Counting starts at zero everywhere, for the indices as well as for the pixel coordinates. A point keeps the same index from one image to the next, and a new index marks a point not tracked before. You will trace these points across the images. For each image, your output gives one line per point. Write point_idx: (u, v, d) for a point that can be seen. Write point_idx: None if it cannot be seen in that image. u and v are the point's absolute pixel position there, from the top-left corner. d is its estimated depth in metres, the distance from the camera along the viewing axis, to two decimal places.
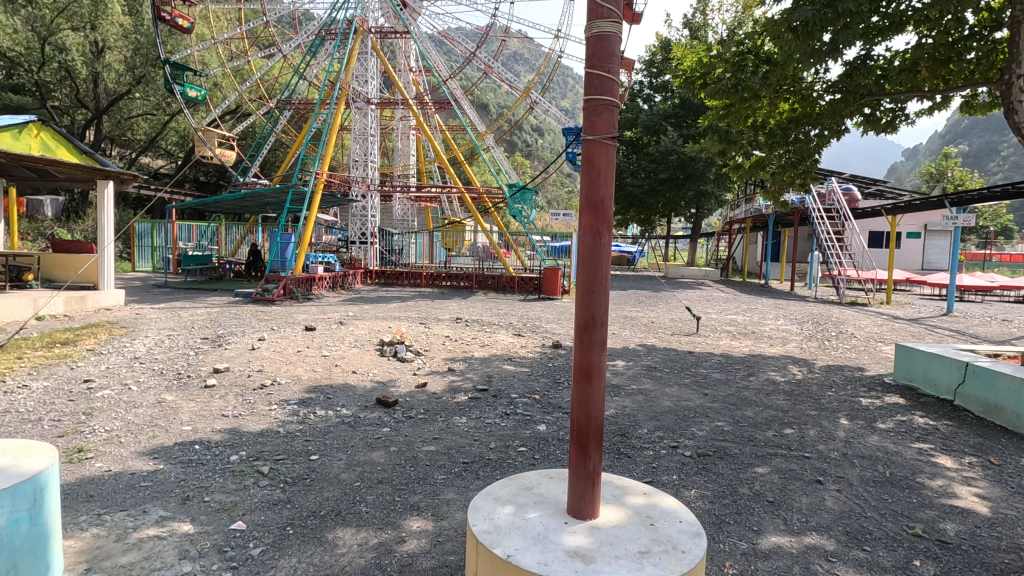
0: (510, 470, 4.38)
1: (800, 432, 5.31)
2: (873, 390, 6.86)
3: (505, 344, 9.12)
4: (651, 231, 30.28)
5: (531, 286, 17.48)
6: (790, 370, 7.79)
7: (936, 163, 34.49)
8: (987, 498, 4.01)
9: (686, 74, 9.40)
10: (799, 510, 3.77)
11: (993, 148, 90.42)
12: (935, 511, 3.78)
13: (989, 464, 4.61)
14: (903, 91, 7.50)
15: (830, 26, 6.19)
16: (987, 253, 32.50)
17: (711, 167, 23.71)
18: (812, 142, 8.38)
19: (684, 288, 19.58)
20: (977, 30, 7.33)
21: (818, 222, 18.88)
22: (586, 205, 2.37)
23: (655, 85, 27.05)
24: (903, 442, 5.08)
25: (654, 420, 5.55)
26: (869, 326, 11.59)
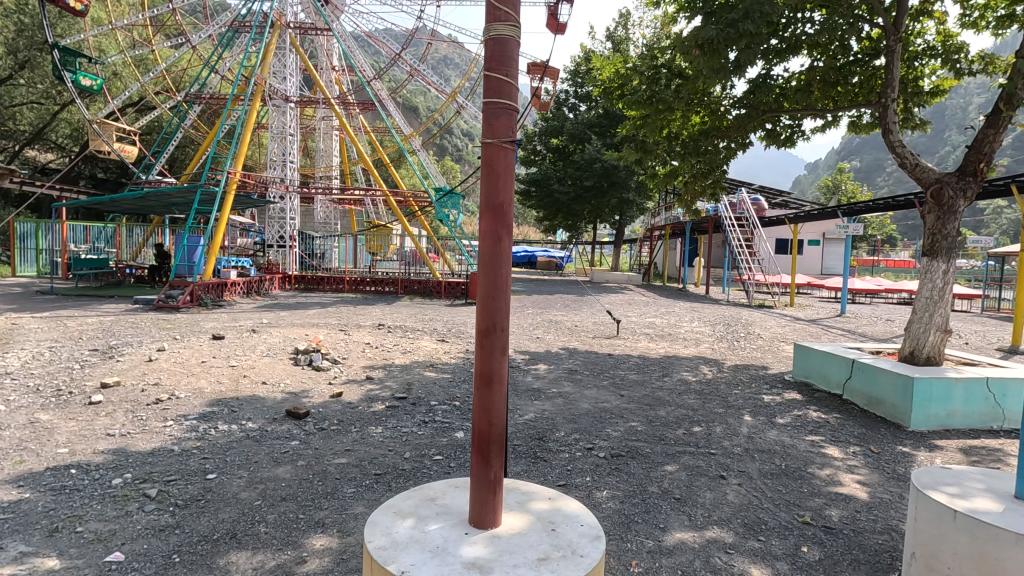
0: (423, 479, 4.27)
1: (707, 429, 5.56)
2: (773, 386, 7.35)
3: (428, 350, 8.97)
4: (577, 237, 31.04)
5: (458, 291, 17.37)
6: (701, 370, 8.17)
7: (833, 177, 37.64)
8: (868, 484, 4.36)
9: (605, 83, 9.72)
10: (703, 506, 3.92)
11: (880, 166, 100.49)
12: (822, 499, 4.07)
13: (870, 452, 5.03)
14: (799, 109, 8.11)
15: (734, 45, 6.57)
16: (875, 260, 35.94)
17: (634, 176, 24.67)
18: (720, 153, 8.83)
19: (608, 293, 20.16)
20: (859, 57, 8.04)
21: (729, 229, 20.00)
22: (485, 209, 2.33)
23: (579, 95, 27.79)
24: (797, 435, 5.44)
25: (571, 423, 5.63)
26: (773, 327, 12.44)
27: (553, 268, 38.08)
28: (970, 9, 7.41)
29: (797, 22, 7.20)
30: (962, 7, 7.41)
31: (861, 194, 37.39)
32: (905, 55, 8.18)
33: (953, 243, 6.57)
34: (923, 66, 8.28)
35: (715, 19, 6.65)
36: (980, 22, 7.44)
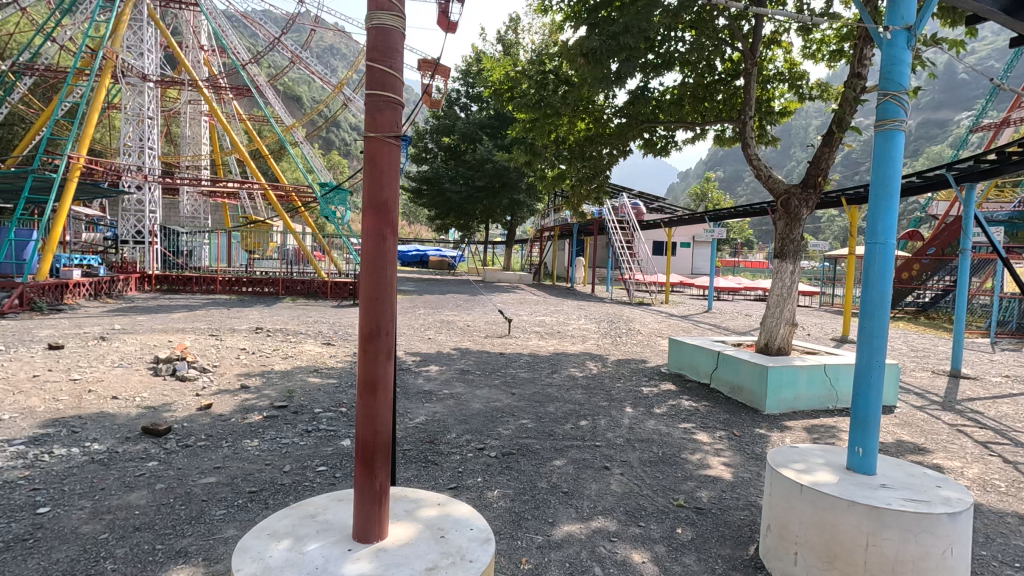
0: (305, 494, 3.99)
1: (593, 423, 5.81)
2: (651, 379, 7.87)
3: (312, 354, 8.47)
4: (469, 236, 31.11)
5: (345, 292, 16.61)
6: (587, 366, 8.53)
7: (701, 185, 41.27)
8: (732, 465, 4.80)
9: (495, 85, 9.82)
10: (589, 497, 4.07)
11: (739, 177, 112.10)
12: (694, 482, 4.41)
13: (733, 436, 5.56)
14: (672, 121, 8.76)
15: (615, 56, 6.91)
16: (736, 261, 40.03)
17: (524, 178, 25.23)
18: (604, 159, 9.27)
19: (500, 292, 20.43)
20: (723, 76, 8.85)
21: (612, 231, 21.15)
22: (368, 207, 2.20)
23: (470, 95, 27.88)
24: (672, 424, 5.86)
25: (463, 424, 5.59)
26: (651, 324, 13.35)
27: (446, 268, 37.90)
28: (810, 42, 8.44)
29: (670, 40, 7.75)
30: (805, 39, 8.43)
31: (725, 202, 41.38)
32: (759, 78, 9.15)
33: (798, 247, 7.45)
34: (774, 89, 9.33)
35: (598, 31, 6.95)
36: (818, 54, 8.51)
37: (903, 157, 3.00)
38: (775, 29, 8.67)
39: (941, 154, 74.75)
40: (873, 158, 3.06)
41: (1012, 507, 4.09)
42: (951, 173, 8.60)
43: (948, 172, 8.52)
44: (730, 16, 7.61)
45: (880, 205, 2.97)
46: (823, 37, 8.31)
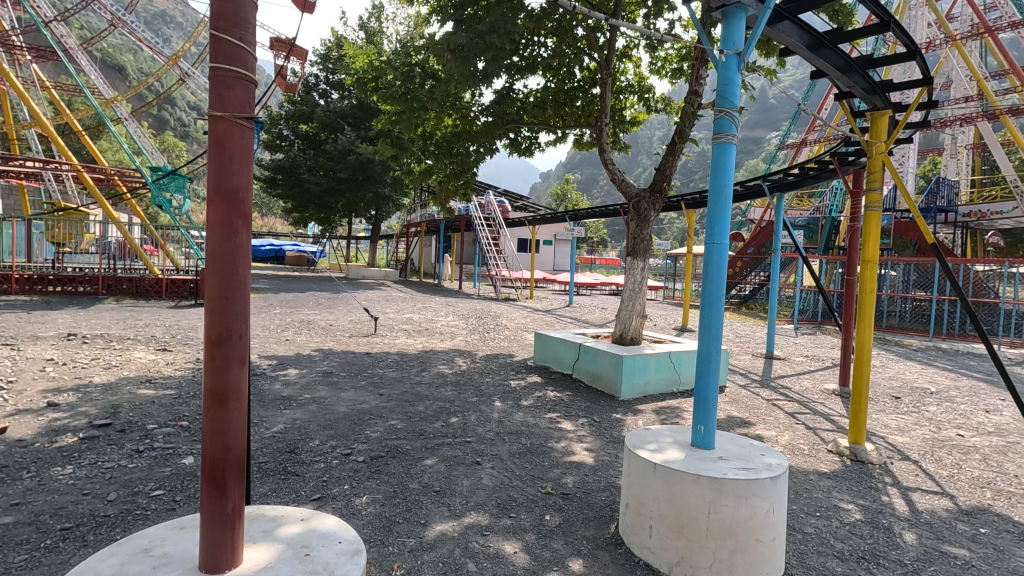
0: (137, 524, 3.46)
1: (463, 419, 5.82)
2: (518, 372, 8.12)
3: (143, 363, 7.40)
4: (330, 231, 29.49)
5: (184, 291, 14.93)
6: (457, 362, 8.54)
7: (561, 186, 43.47)
8: (593, 450, 5.11)
9: (358, 73, 9.39)
10: (461, 494, 4.07)
11: (595, 181, 120.36)
12: (560, 469, 4.62)
13: (593, 422, 5.93)
14: (536, 122, 9.09)
15: (482, 55, 6.98)
16: (593, 258, 42.94)
17: (389, 171, 24.55)
18: (471, 156, 9.33)
19: (365, 289, 19.67)
20: (582, 84, 9.36)
21: (479, 228, 21.41)
22: (214, 194, 1.95)
23: (331, 81, 26.41)
24: (539, 415, 6.10)
25: (327, 429, 5.27)
26: (517, 319, 13.78)
27: (304, 264, 35.61)
28: (656, 59, 9.27)
29: (533, 44, 8.03)
30: (652, 56, 9.23)
31: (583, 202, 44.06)
32: (614, 89, 9.85)
33: (647, 245, 8.15)
34: (626, 99, 10.11)
35: (465, 28, 6.95)
36: (662, 70, 9.38)
37: (734, 167, 3.40)
38: (627, 44, 9.39)
39: (756, 168, 87.09)
40: (711, 167, 3.42)
41: (813, 466, 4.88)
42: (766, 184, 10.02)
43: (764, 183, 9.90)
44: (588, 27, 8.07)
45: (717, 208, 3.34)
46: (666, 56, 9.17)
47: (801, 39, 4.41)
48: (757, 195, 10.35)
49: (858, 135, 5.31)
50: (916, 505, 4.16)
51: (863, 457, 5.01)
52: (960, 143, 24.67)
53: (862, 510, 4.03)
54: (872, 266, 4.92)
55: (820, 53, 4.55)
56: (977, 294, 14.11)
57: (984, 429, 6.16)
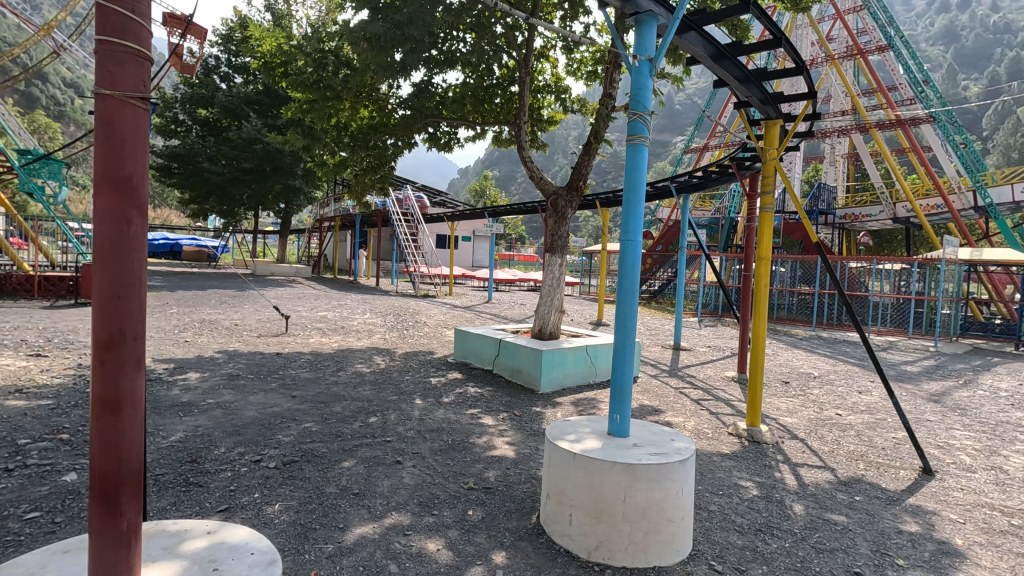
0: (8, 553, 3.06)
1: (382, 418, 5.69)
2: (439, 369, 8.05)
3: (11, 371, 6.55)
4: (234, 224, 27.62)
5: (63, 289, 13.36)
6: (375, 361, 8.32)
7: (480, 183, 43.47)
8: (514, 443, 5.19)
9: (264, 57, 8.82)
10: (381, 495, 3.98)
11: (513, 178, 121.63)
12: (482, 464, 4.64)
13: (514, 416, 6.01)
14: (455, 118, 9.04)
15: (399, 47, 6.82)
16: (511, 255, 43.42)
17: (300, 163, 23.41)
18: (388, 150, 9.11)
19: (274, 286, 18.63)
20: (501, 81, 9.39)
21: (397, 224, 20.92)
22: (103, 181, 1.77)
23: (234, 65, 24.67)
24: (460, 411, 6.09)
25: (234, 436, 4.94)
26: (437, 315, 13.63)
27: (205, 260, 33.09)
28: (572, 61, 9.51)
29: (452, 39, 7.97)
30: (568, 58, 9.46)
31: (501, 199, 44.32)
32: (531, 88, 9.99)
33: (564, 242, 8.36)
34: (543, 99, 10.28)
35: (381, 17, 6.74)
36: (578, 72, 9.64)
37: (646, 168, 3.57)
38: (544, 44, 9.56)
39: (664, 169, 91.87)
40: (625, 167, 3.57)
41: (716, 448, 5.25)
42: (673, 185, 10.60)
43: (672, 184, 10.47)
44: (506, 26, 8.13)
45: (631, 208, 3.49)
46: (582, 58, 9.44)
47: (706, 49, 4.69)
48: (665, 195, 10.93)
49: (754, 141, 5.75)
50: (803, 479, 4.60)
51: (758, 438, 5.47)
52: (838, 153, 27.42)
53: (758, 486, 4.40)
54: (766, 263, 5.35)
55: (722, 64, 4.87)
56: (850, 288, 15.81)
57: (858, 408, 6.92)
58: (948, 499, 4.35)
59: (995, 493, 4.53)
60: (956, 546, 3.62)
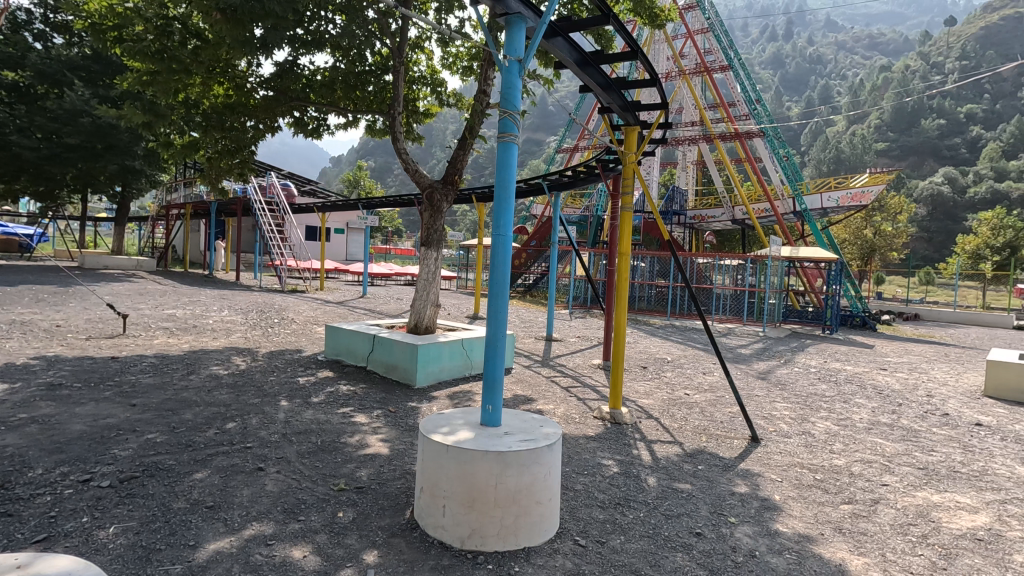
0: None
1: (242, 423, 5.26)
2: (308, 368, 7.63)
3: None
4: (54, 209, 23.61)
5: None
6: (233, 362, 7.64)
7: (353, 173, 41.52)
8: (388, 440, 5.10)
9: (92, 15, 7.61)
10: (239, 505, 3.69)
11: (390, 169, 118.44)
12: (354, 464, 4.50)
13: (389, 413, 5.89)
14: (323, 103, 8.57)
15: (260, 22, 6.31)
16: (387, 248, 42.30)
17: (140, 142, 20.47)
18: (248, 133, 8.36)
19: (108, 281, 16.27)
20: (373, 69, 9.07)
21: (259, 213, 19.29)
22: None
23: (52, 23, 21.06)
24: (331, 410, 5.83)
25: (55, 454, 4.26)
26: (306, 311, 12.86)
27: (15, 250, 27.91)
28: (447, 54, 9.50)
29: (319, 19, 7.53)
30: (443, 51, 9.43)
31: (376, 190, 42.84)
32: (406, 78, 9.79)
33: (440, 236, 8.34)
34: (419, 90, 10.14)
35: None
36: (453, 66, 9.65)
37: (516, 165, 3.69)
38: (418, 35, 9.41)
39: (538, 167, 94.91)
40: (496, 163, 3.67)
41: (583, 431, 5.60)
42: (545, 183, 11.05)
43: (544, 181, 10.92)
44: (379, 12, 7.89)
45: (502, 203, 3.59)
46: (457, 53, 9.47)
47: (571, 55, 4.96)
48: (538, 192, 11.35)
49: (615, 145, 6.19)
50: (656, 454, 5.09)
51: (620, 420, 5.93)
52: (689, 159, 30.37)
53: (618, 463, 4.79)
54: (626, 258, 5.79)
55: (586, 70, 5.16)
56: (698, 281, 17.69)
57: (703, 387, 7.79)
58: (770, 462, 5.08)
59: (804, 453, 5.38)
60: (775, 500, 4.25)
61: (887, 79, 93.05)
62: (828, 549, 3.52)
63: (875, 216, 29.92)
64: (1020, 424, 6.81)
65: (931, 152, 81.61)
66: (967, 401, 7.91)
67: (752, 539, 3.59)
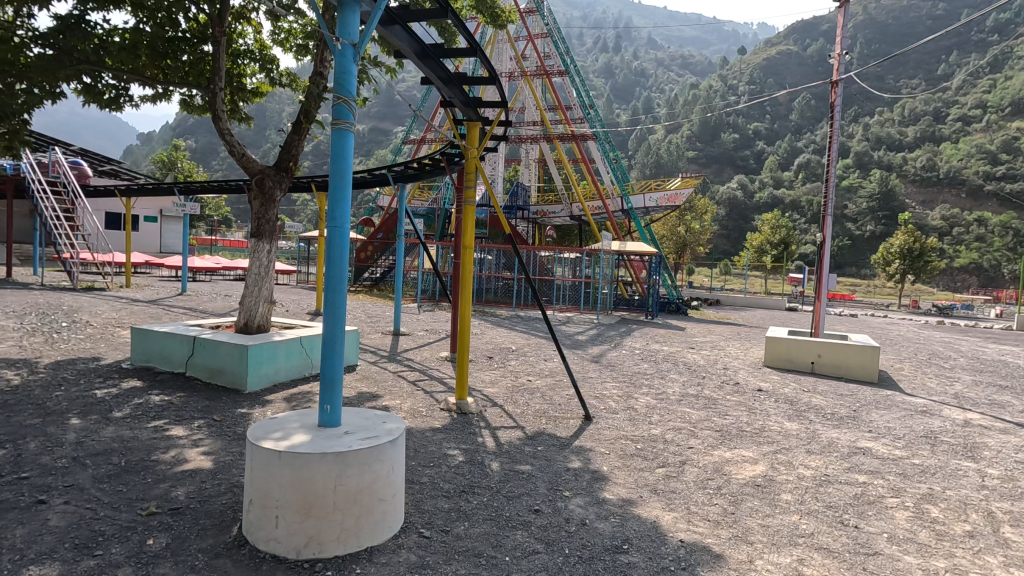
0: None
1: (15, 450, 4.34)
2: (108, 378, 6.55)
3: None
4: None
5: None
6: (1, 377, 6.25)
7: (167, 153, 36.26)
8: (212, 452, 4.60)
9: None
10: (10, 548, 3.06)
11: (214, 151, 106.21)
12: (168, 483, 3.99)
13: (213, 422, 5.32)
14: (123, 70, 7.34)
15: None
16: (213, 240, 38.00)
17: None
18: (18, 98, 6.80)
19: None
20: (188, 36, 7.99)
21: (39, 195, 15.92)
22: None
23: None
24: (139, 425, 5.08)
25: None
26: (107, 312, 11.01)
27: None
28: (279, 29, 8.76)
29: None
30: (273, 25, 8.67)
31: (198, 174, 38.01)
32: (229, 50, 8.82)
33: (273, 227, 7.69)
34: (245, 66, 9.20)
35: None
36: (286, 43, 8.92)
37: (353, 155, 3.55)
38: (243, 4, 8.52)
39: (384, 157, 91.92)
40: (331, 152, 3.48)
41: (429, 424, 5.61)
42: (390, 174, 10.79)
43: (389, 173, 10.64)
44: None
45: (338, 192, 3.43)
46: (290, 29, 8.76)
47: (411, 45, 4.88)
48: (382, 183, 11.05)
49: (458, 139, 6.28)
50: (499, 439, 5.30)
51: (466, 410, 6.05)
52: (531, 157, 31.86)
53: (464, 452, 4.89)
54: (470, 251, 5.90)
55: (426, 64, 5.13)
56: (540, 273, 18.71)
57: (543, 373, 8.29)
58: (599, 437, 5.59)
59: (628, 426, 6.02)
60: (603, 471, 4.70)
61: (696, 96, 106.94)
62: (645, 509, 3.98)
63: (686, 215, 34.29)
64: (788, 387, 8.39)
65: (728, 162, 95.84)
66: (751, 371, 9.53)
67: (583, 509, 3.92)
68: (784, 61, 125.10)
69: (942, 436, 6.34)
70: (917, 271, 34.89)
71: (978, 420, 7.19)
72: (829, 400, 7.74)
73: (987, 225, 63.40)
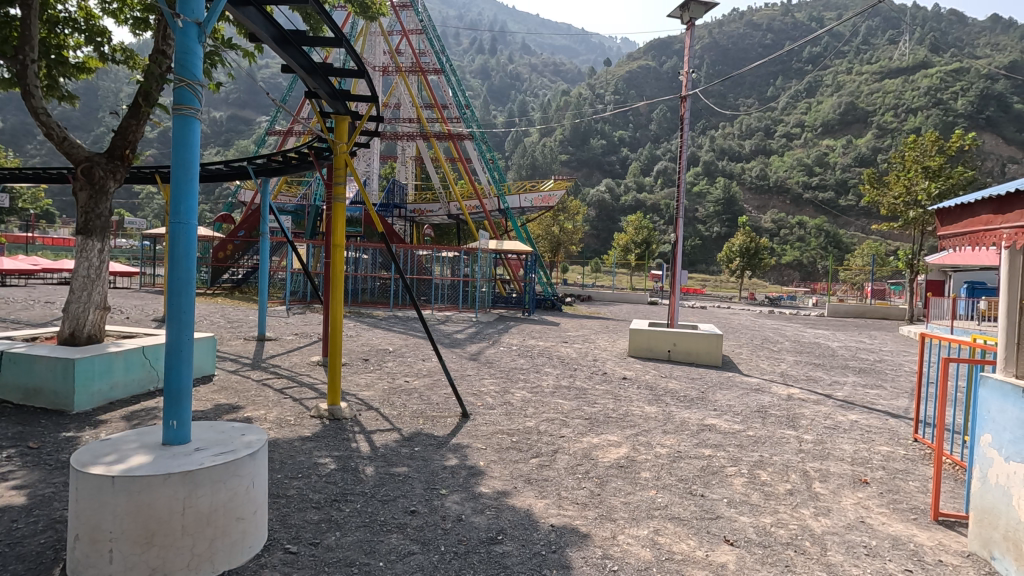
0: None
1: None
2: None
3: None
4: None
5: None
6: None
7: None
8: (26, 486, 3.92)
9: None
10: None
11: (29, 132, 90.52)
12: None
13: (28, 450, 4.54)
14: None
15: None
16: (27, 236, 32.37)
17: None
18: None
19: None
20: None
21: None
22: None
23: None
24: None
25: None
26: None
27: None
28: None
29: None
30: None
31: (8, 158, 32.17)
32: (44, 15, 7.56)
33: (106, 223, 6.73)
34: (65, 35, 7.95)
35: None
36: (120, 14, 7.87)
37: (199, 145, 3.23)
38: None
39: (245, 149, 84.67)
40: (174, 141, 3.14)
41: (297, 433, 5.29)
42: (251, 167, 9.93)
43: (249, 165, 9.79)
44: None
45: (181, 185, 3.09)
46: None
47: (267, 31, 4.58)
48: (242, 176, 10.14)
49: (325, 132, 5.94)
50: (374, 443, 5.15)
51: (339, 415, 5.79)
52: (407, 154, 31.24)
53: (336, 459, 4.68)
54: (340, 249, 5.64)
55: (286, 50, 4.83)
56: (418, 272, 18.45)
57: (420, 373, 8.20)
58: (476, 433, 5.67)
59: (504, 420, 6.17)
60: (480, 466, 4.77)
61: (566, 102, 112.32)
62: (518, 500, 4.12)
63: (559, 215, 35.89)
64: (647, 374, 9.18)
65: (597, 166, 102.13)
66: (618, 361, 10.24)
67: (459, 505, 3.95)
68: (643, 75, 135.89)
69: (770, 409, 7.32)
70: (753, 267, 39.80)
71: (798, 393, 8.41)
72: (682, 384, 8.58)
73: (805, 228, 74.34)
